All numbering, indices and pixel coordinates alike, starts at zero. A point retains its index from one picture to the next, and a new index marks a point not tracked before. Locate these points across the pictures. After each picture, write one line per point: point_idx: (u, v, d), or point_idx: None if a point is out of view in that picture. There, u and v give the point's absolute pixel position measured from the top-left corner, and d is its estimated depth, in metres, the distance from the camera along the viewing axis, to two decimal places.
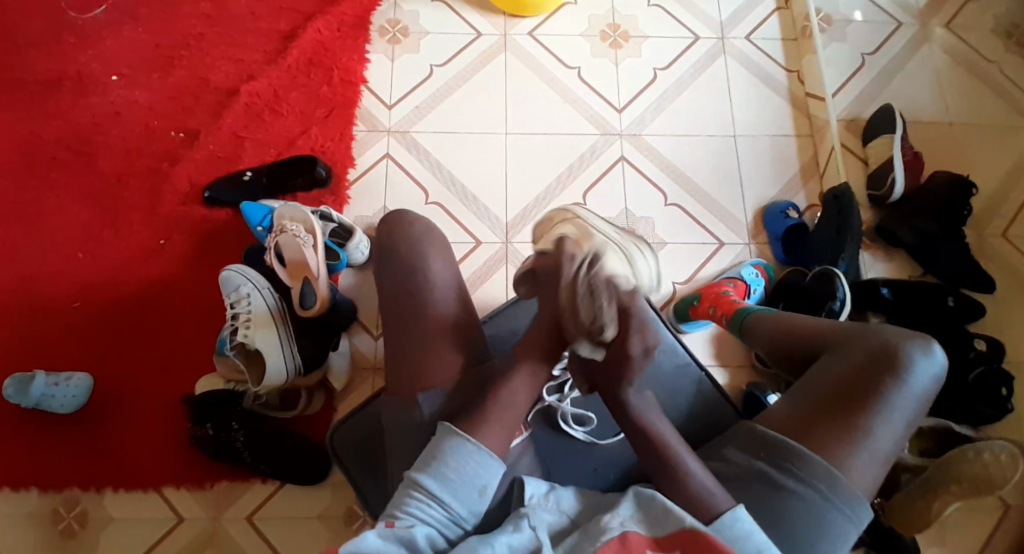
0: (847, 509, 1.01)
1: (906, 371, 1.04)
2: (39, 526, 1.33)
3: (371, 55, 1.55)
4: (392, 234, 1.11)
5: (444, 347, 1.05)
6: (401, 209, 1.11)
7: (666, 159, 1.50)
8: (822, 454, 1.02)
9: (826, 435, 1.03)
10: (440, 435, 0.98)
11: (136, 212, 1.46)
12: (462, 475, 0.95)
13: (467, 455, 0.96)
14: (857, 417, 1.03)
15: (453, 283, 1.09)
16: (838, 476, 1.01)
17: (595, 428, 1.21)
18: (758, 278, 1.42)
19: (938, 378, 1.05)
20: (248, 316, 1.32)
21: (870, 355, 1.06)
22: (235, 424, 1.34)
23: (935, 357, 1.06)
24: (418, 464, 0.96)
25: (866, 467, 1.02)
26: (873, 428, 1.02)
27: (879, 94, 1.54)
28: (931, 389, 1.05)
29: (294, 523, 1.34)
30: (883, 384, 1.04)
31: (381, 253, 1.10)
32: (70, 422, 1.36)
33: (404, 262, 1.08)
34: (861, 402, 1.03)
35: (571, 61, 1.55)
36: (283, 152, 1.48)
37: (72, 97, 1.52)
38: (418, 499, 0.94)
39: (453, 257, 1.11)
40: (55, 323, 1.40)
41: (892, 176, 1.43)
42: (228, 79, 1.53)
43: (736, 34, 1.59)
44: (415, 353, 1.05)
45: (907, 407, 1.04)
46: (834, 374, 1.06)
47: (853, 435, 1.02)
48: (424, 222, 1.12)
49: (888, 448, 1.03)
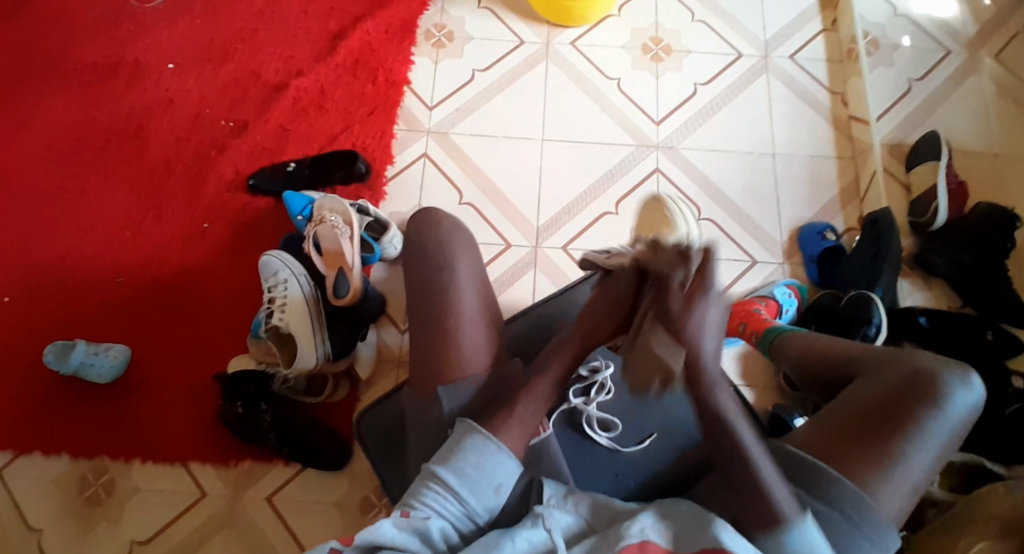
0: (874, 536, 0.98)
1: (943, 400, 1.01)
2: (68, 490, 1.37)
3: (416, 58, 1.59)
4: (421, 229, 1.12)
5: (472, 341, 1.06)
6: (430, 208, 1.13)
7: (701, 174, 1.50)
8: (851, 477, 0.99)
9: (856, 459, 1.00)
10: (461, 431, 0.99)
11: (184, 196, 1.51)
12: (483, 473, 0.96)
13: (488, 454, 0.97)
14: (890, 443, 1.00)
15: (478, 279, 1.10)
16: (867, 501, 0.98)
17: (620, 434, 1.18)
18: (791, 297, 1.40)
19: (976, 409, 1.02)
20: (284, 301, 1.35)
21: (906, 381, 1.04)
22: (264, 405, 1.37)
23: (975, 388, 1.03)
24: (439, 457, 0.97)
25: (896, 494, 0.99)
26: (905, 455, 1.00)
27: (923, 120, 1.52)
28: (967, 420, 1.02)
29: (311, 509, 1.37)
30: (918, 411, 1.01)
31: (408, 248, 1.11)
32: (105, 392, 1.42)
33: (430, 256, 1.09)
34: (893, 427, 1.01)
35: (612, 72, 1.57)
36: (326, 147, 1.53)
37: (131, 84, 1.59)
38: (435, 491, 0.95)
39: (478, 259, 1.11)
40: (99, 297, 1.46)
41: (934, 204, 1.41)
42: (279, 74, 1.58)
43: (780, 53, 1.59)
44: (441, 348, 1.05)
45: (941, 435, 1.01)
46: (868, 397, 1.04)
47: (884, 460, 1.00)
48: (450, 219, 1.13)
49: (919, 476, 1.00)
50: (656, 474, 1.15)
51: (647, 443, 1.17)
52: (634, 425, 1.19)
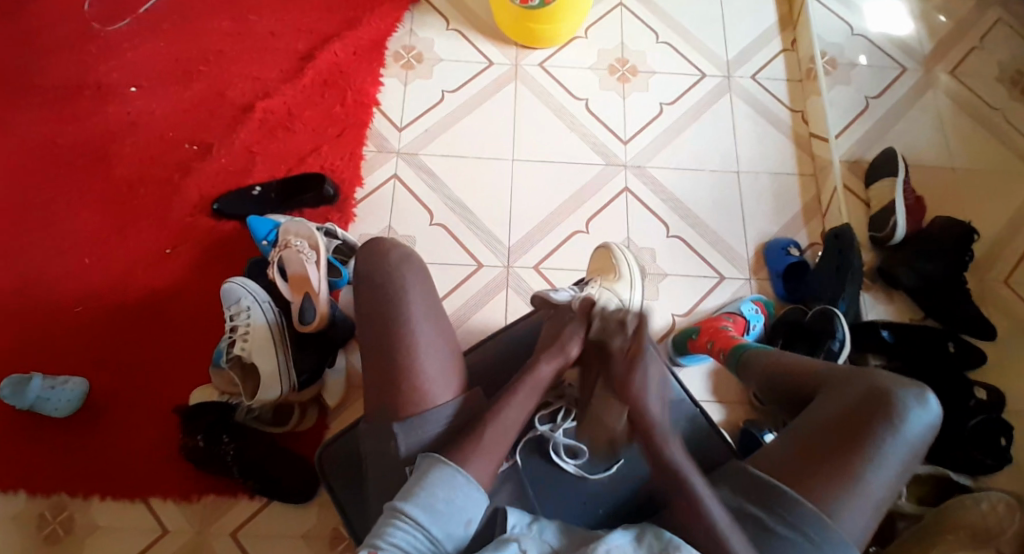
0: None
1: (900, 419, 1.04)
2: (24, 529, 1.32)
3: (385, 79, 1.58)
4: (371, 261, 1.13)
5: (430, 372, 1.08)
6: (378, 237, 1.14)
7: (669, 192, 1.51)
8: (812, 499, 1.01)
9: (818, 480, 1.02)
10: (427, 466, 1.01)
11: (144, 220, 1.47)
12: (451, 508, 0.97)
13: (457, 489, 0.98)
14: (850, 463, 1.02)
15: (432, 308, 1.12)
16: (828, 522, 1.00)
17: (587, 462, 1.18)
18: (757, 314, 1.42)
19: (933, 428, 1.05)
20: (246, 330, 1.32)
21: (864, 400, 1.06)
22: (225, 437, 1.33)
23: (930, 406, 1.06)
24: (404, 493, 0.98)
25: (857, 514, 1.01)
26: (864, 474, 1.02)
27: (883, 136, 1.56)
28: (924, 438, 1.05)
29: (279, 542, 1.33)
30: (876, 430, 1.04)
31: (361, 282, 1.12)
32: (64, 426, 1.36)
33: (381, 288, 1.11)
34: (853, 447, 1.03)
35: (580, 92, 1.58)
36: (293, 168, 1.50)
37: (90, 106, 1.55)
38: (403, 529, 0.95)
39: (431, 286, 1.13)
40: (57, 326, 1.40)
41: (892, 221, 1.44)
42: (245, 95, 1.55)
43: (742, 73, 1.61)
44: (399, 380, 1.07)
45: (900, 455, 1.03)
46: (828, 417, 1.06)
47: (845, 481, 1.02)
48: (402, 249, 1.15)
49: (880, 496, 1.02)
50: (629, 500, 1.16)
51: (615, 469, 1.17)
52: (603, 449, 1.18)
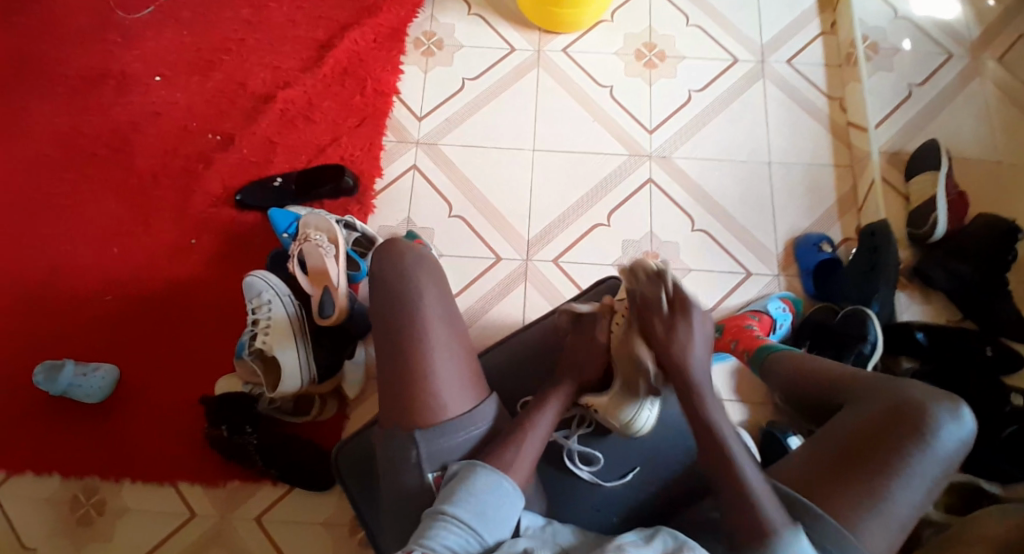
0: None
1: (931, 435, 0.99)
2: (59, 510, 1.37)
3: (405, 67, 1.56)
4: (387, 261, 1.08)
5: (445, 378, 1.03)
6: (395, 236, 1.10)
7: (695, 184, 1.47)
8: (835, 513, 0.96)
9: (841, 494, 0.98)
10: (470, 471, 0.99)
11: (169, 210, 1.49)
12: (499, 512, 0.96)
13: (503, 494, 0.97)
14: (875, 480, 0.98)
15: (448, 310, 1.07)
16: (851, 539, 0.95)
17: (602, 468, 1.16)
18: (785, 311, 1.37)
19: (965, 444, 1.00)
20: (267, 323, 1.34)
21: (892, 414, 1.01)
22: (248, 428, 1.36)
23: (965, 421, 1.01)
24: (450, 498, 0.97)
25: (881, 531, 0.96)
26: (890, 491, 0.97)
27: (924, 127, 1.48)
28: (956, 454, 1.00)
29: (301, 528, 1.36)
30: (904, 446, 0.99)
31: (375, 281, 1.08)
32: (95, 412, 1.41)
33: (396, 290, 1.06)
34: (878, 463, 0.98)
35: (604, 79, 1.53)
36: (313, 159, 1.50)
37: (116, 97, 1.56)
38: (452, 530, 0.94)
39: (447, 288, 1.08)
40: (87, 315, 1.44)
41: (933, 216, 1.38)
42: (265, 85, 1.56)
43: (776, 58, 1.55)
44: (412, 386, 1.03)
45: (929, 472, 0.98)
46: (854, 431, 1.02)
47: (870, 497, 0.97)
48: (417, 249, 1.10)
49: (906, 513, 0.97)
50: (639, 506, 1.14)
51: (628, 477, 1.15)
52: (614, 459, 1.16)
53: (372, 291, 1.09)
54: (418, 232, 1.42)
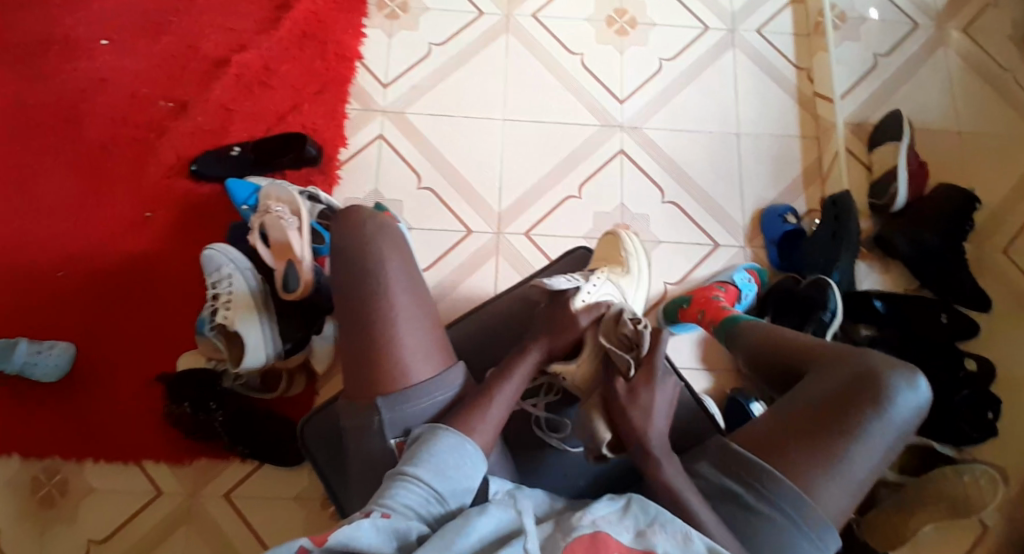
0: (816, 536, 0.99)
1: (888, 400, 1.03)
2: (19, 492, 1.34)
3: (368, 30, 1.51)
4: (346, 233, 1.07)
5: (411, 348, 1.02)
6: (355, 206, 1.09)
7: (664, 154, 1.46)
8: (794, 478, 1.00)
9: (800, 458, 1.01)
10: (431, 435, 0.98)
11: (122, 181, 1.44)
12: (460, 473, 0.95)
13: (465, 456, 0.97)
14: (833, 444, 1.01)
15: (411, 278, 1.06)
16: (808, 502, 0.99)
17: (571, 434, 1.13)
18: (750, 283, 1.39)
19: (920, 410, 1.03)
20: (229, 297, 1.30)
21: (851, 381, 1.05)
22: (213, 404, 1.33)
23: (920, 389, 1.04)
24: (411, 458, 0.96)
25: (837, 494, 1.00)
26: (847, 456, 1.01)
27: (889, 97, 1.50)
28: (912, 420, 1.04)
29: (272, 503, 1.35)
30: (862, 411, 1.03)
31: (334, 255, 1.07)
32: (53, 392, 1.37)
33: (357, 257, 1.05)
34: (836, 427, 1.02)
35: (574, 46, 1.51)
36: (272, 128, 1.45)
37: (60, 62, 1.49)
38: (413, 490, 0.93)
39: (410, 257, 1.07)
40: (40, 291, 1.39)
41: (893, 188, 1.40)
42: (219, 49, 1.49)
43: (747, 26, 1.53)
44: (378, 354, 1.02)
45: (885, 438, 1.02)
46: (814, 397, 1.05)
47: (827, 462, 1.01)
48: (378, 217, 1.09)
49: (861, 476, 1.01)
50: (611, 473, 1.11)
51: None
52: None
53: (334, 264, 1.08)
54: (386, 205, 1.40)
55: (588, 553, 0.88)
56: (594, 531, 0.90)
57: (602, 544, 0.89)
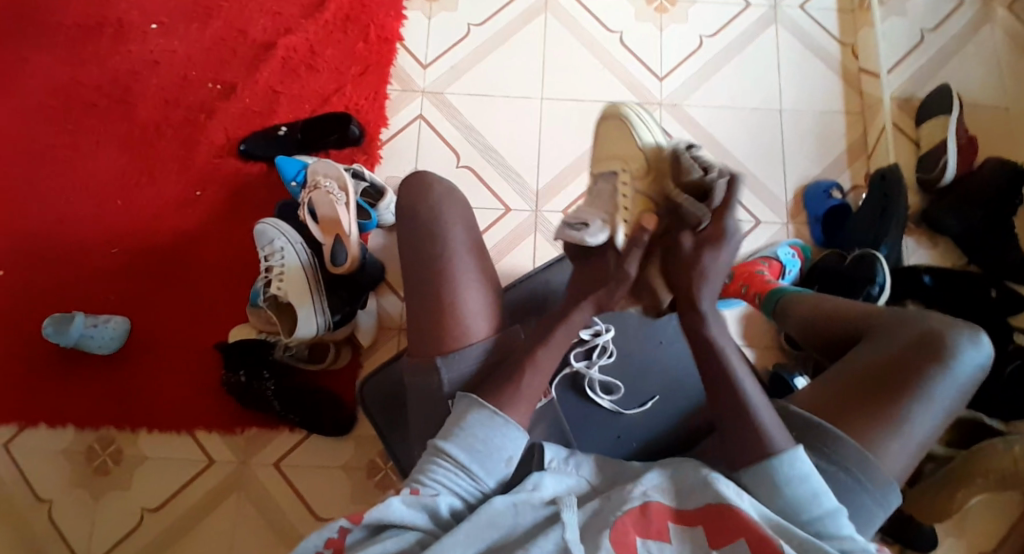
0: (880, 496, 0.99)
1: (952, 359, 1.02)
2: (75, 460, 1.38)
3: (408, 13, 1.54)
4: (412, 195, 1.11)
5: (470, 310, 1.06)
6: (421, 172, 1.12)
7: (705, 131, 1.46)
8: (856, 438, 1.00)
9: (861, 418, 1.01)
10: (464, 406, 0.99)
11: (174, 161, 1.48)
12: (492, 448, 0.96)
13: (494, 427, 0.97)
14: (896, 403, 1.01)
15: (473, 246, 1.10)
16: (872, 460, 0.99)
17: (622, 397, 1.22)
18: (794, 258, 1.38)
19: (983, 369, 1.03)
20: (281, 270, 1.33)
21: (912, 340, 1.04)
22: (265, 373, 1.37)
23: (982, 348, 1.04)
24: (445, 432, 0.98)
25: (900, 452, 1.00)
26: (910, 413, 1.00)
27: (935, 73, 1.48)
28: (974, 378, 1.03)
29: (320, 473, 1.38)
30: (925, 369, 1.02)
31: (401, 216, 1.11)
32: (106, 364, 1.41)
33: (422, 220, 1.10)
34: (900, 387, 1.01)
35: (614, 25, 1.52)
36: (317, 109, 1.49)
37: (114, 47, 1.54)
38: (444, 468, 0.95)
39: (473, 223, 1.12)
40: (96, 268, 1.44)
41: (944, 159, 1.38)
42: (265, 32, 1.53)
43: (788, 3, 1.53)
44: (438, 317, 1.05)
45: (948, 395, 1.02)
46: (874, 358, 1.04)
47: (890, 420, 1.00)
48: (443, 186, 1.13)
49: (924, 435, 1.01)
50: (660, 433, 1.17)
51: (648, 405, 1.20)
52: (635, 389, 1.22)
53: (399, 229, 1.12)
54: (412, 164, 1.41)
55: (637, 528, 0.91)
56: (643, 502, 0.93)
57: (654, 513, 0.92)
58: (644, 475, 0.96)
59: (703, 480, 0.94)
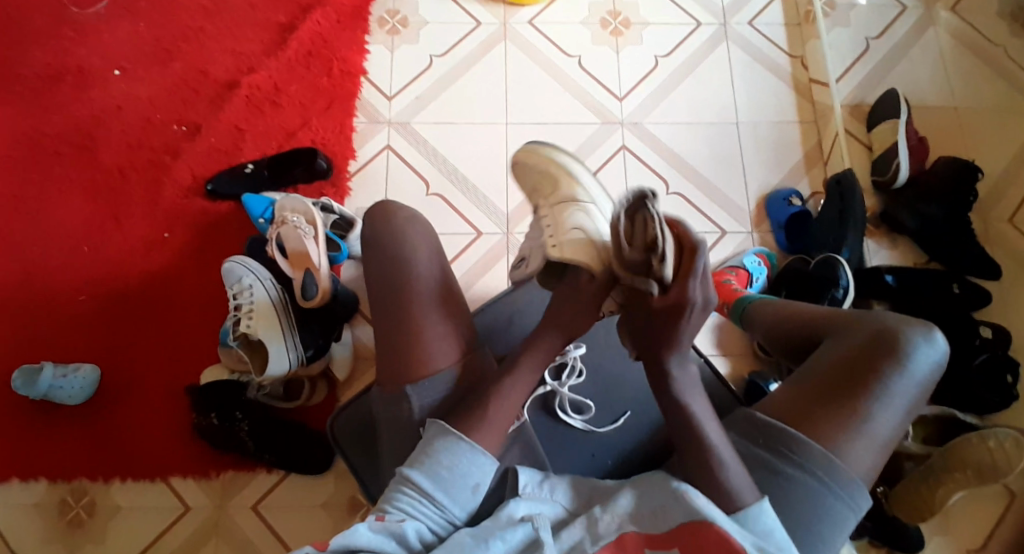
0: (846, 497, 1.02)
1: (907, 357, 1.04)
2: (48, 515, 1.34)
3: (371, 46, 1.56)
4: (376, 226, 1.12)
5: (435, 336, 1.06)
6: (385, 201, 1.14)
7: (667, 147, 1.49)
8: (820, 441, 1.02)
9: (825, 422, 1.03)
10: (434, 433, 0.99)
11: (139, 203, 1.47)
12: (457, 474, 0.96)
13: (460, 454, 0.97)
14: (856, 404, 1.03)
15: (439, 270, 1.11)
16: (836, 463, 1.02)
17: (594, 416, 1.22)
18: (760, 266, 1.40)
19: (940, 364, 1.05)
20: (250, 307, 1.32)
21: (869, 341, 1.06)
22: (239, 414, 1.36)
23: (937, 344, 1.06)
24: (411, 459, 0.98)
25: (864, 452, 1.02)
26: (870, 413, 1.03)
27: (884, 78, 1.53)
28: (932, 374, 1.06)
29: (299, 512, 1.36)
30: (882, 367, 1.04)
31: (367, 245, 1.12)
32: (78, 412, 1.38)
33: (388, 248, 1.10)
34: (860, 387, 1.04)
35: (572, 49, 1.55)
36: (284, 145, 1.49)
37: (75, 95, 1.54)
38: (410, 495, 0.95)
39: (439, 246, 1.12)
40: (62, 316, 1.42)
41: (897, 160, 1.42)
42: (228, 71, 1.54)
43: (738, 20, 1.58)
44: (409, 341, 1.06)
45: (907, 392, 1.04)
46: (834, 360, 1.07)
47: (852, 422, 1.03)
48: (406, 211, 1.14)
49: (888, 433, 1.03)
50: (636, 450, 1.19)
51: (621, 421, 1.21)
52: (607, 406, 1.23)
53: (364, 257, 1.12)
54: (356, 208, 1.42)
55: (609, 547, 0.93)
56: (617, 536, 0.93)
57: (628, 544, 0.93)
58: (616, 499, 0.96)
59: (674, 494, 0.94)
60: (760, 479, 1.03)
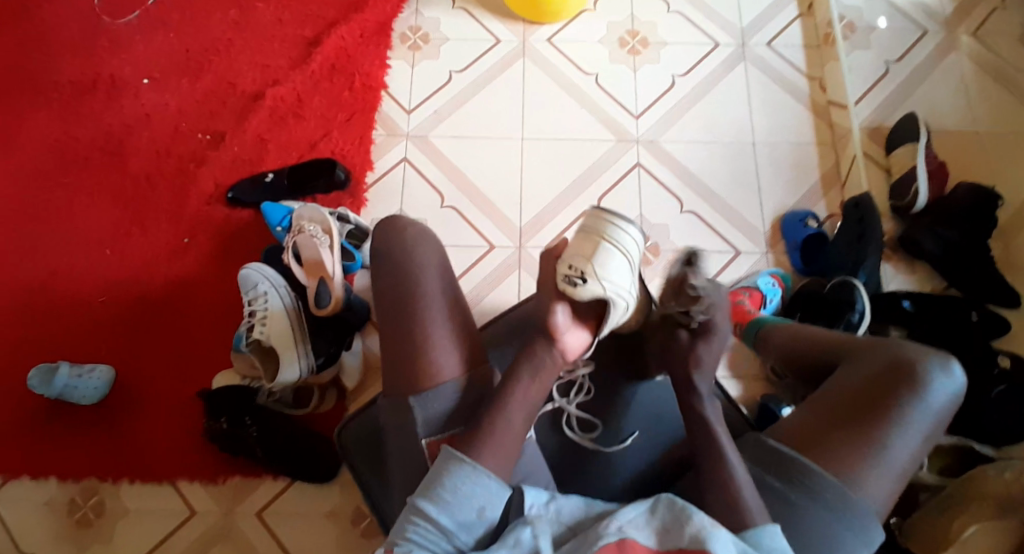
0: (859, 528, 0.99)
1: (924, 386, 1.02)
2: (58, 513, 1.36)
3: (392, 61, 1.58)
4: (387, 238, 1.12)
5: (439, 343, 1.06)
6: (395, 215, 1.14)
7: (683, 166, 1.49)
8: (833, 469, 1.00)
9: (839, 451, 1.01)
10: (441, 460, 0.97)
11: (162, 210, 1.50)
12: (461, 499, 0.94)
13: (464, 478, 0.95)
14: (870, 433, 1.01)
15: (446, 282, 1.10)
16: (848, 493, 0.99)
17: (602, 435, 1.20)
18: (774, 287, 1.38)
19: (957, 395, 1.03)
20: (265, 313, 1.34)
21: (885, 369, 1.04)
22: (248, 419, 1.35)
23: (956, 373, 1.04)
24: (419, 489, 0.96)
25: (879, 482, 1.00)
26: (885, 442, 1.00)
27: (904, 102, 1.52)
28: (950, 405, 1.03)
29: (303, 522, 1.36)
30: (898, 396, 1.02)
31: (377, 258, 1.12)
32: (92, 413, 1.40)
33: (397, 260, 1.10)
34: (875, 415, 1.02)
35: (590, 68, 1.56)
36: (304, 155, 1.52)
37: (105, 102, 1.58)
38: (419, 526, 0.93)
39: (447, 260, 1.12)
40: (82, 317, 1.44)
41: (915, 186, 1.40)
42: (254, 83, 1.57)
43: (757, 41, 1.59)
44: (412, 349, 1.06)
45: (924, 421, 1.02)
46: (849, 387, 1.05)
47: (866, 451, 1.00)
48: (417, 225, 1.13)
49: (903, 463, 1.01)
50: (642, 469, 1.18)
51: (628, 442, 1.19)
52: (613, 424, 1.21)
53: (374, 270, 1.12)
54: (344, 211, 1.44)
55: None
56: (619, 539, 0.90)
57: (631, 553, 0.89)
58: (620, 510, 0.94)
59: (677, 510, 0.92)
60: (770, 507, 1.01)
